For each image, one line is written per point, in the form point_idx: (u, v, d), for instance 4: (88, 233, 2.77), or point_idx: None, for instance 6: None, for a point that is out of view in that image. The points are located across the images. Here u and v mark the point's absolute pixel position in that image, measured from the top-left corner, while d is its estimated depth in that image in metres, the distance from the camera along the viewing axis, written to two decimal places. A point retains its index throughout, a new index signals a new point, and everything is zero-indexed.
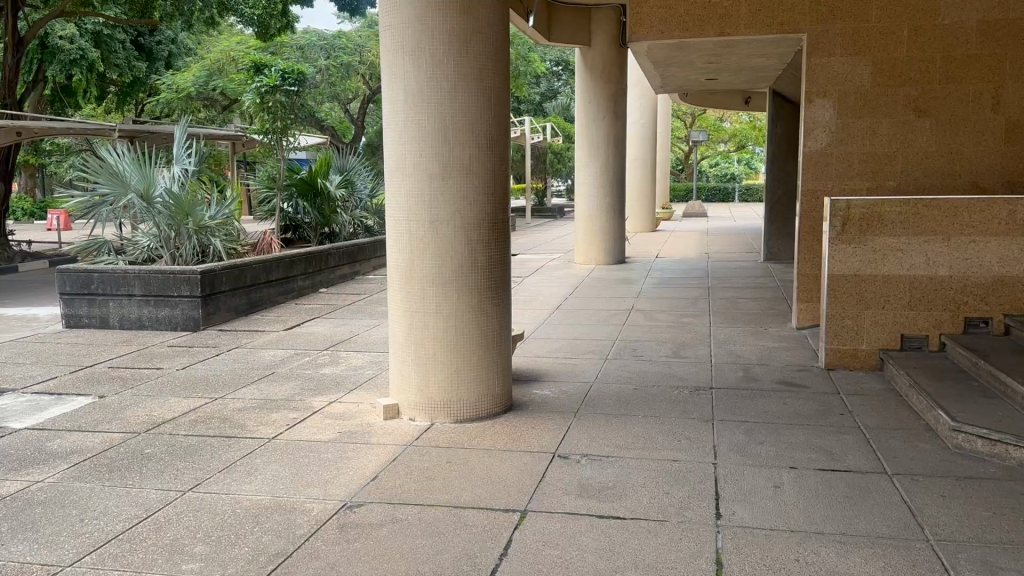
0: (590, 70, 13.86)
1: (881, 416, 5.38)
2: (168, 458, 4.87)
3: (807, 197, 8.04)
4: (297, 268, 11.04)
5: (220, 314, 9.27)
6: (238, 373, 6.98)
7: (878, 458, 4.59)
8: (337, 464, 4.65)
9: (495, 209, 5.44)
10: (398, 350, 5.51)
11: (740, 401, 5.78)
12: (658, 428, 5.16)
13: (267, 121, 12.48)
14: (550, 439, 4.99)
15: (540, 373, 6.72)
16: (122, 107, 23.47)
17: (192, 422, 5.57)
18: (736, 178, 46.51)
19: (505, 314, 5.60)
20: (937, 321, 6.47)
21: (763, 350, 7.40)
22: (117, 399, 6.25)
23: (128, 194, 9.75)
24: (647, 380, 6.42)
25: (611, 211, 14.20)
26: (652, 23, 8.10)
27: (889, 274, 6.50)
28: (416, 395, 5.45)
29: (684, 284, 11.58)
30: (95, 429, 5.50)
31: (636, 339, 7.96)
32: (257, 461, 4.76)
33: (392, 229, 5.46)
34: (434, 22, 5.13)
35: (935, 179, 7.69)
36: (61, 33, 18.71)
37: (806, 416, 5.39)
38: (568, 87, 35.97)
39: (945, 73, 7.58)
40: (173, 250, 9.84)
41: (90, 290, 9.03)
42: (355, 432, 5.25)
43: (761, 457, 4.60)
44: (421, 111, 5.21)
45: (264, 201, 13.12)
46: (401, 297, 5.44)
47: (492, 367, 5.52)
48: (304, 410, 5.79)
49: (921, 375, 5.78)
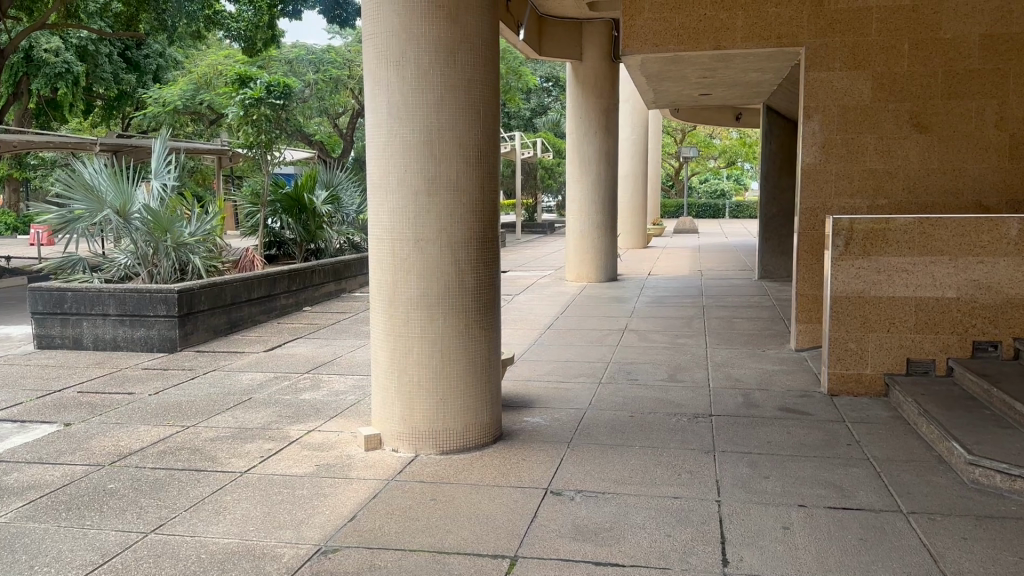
0: (583, 84, 13.61)
1: (891, 447, 5.09)
2: (132, 495, 4.53)
3: (806, 215, 7.80)
4: (279, 285, 10.69)
5: (198, 333, 8.92)
6: (214, 398, 6.64)
7: (891, 495, 4.30)
8: (313, 502, 4.33)
9: (483, 228, 5.15)
10: (382, 377, 5.19)
11: (741, 429, 5.49)
12: (656, 460, 4.86)
13: (251, 134, 12.09)
14: (542, 473, 4.67)
15: (532, 398, 6.42)
16: (106, 121, 23.07)
17: (160, 453, 5.23)
18: (727, 195, 46.48)
19: (494, 337, 5.29)
20: (945, 345, 6.21)
21: (762, 373, 7.13)
22: (84, 427, 5.90)
23: (105, 210, 9.38)
24: (643, 407, 6.11)
25: (602, 227, 13.93)
26: (644, 36, 7.87)
27: (893, 296, 6.25)
28: (399, 425, 5.13)
29: (678, 302, 11.30)
30: (57, 461, 5.15)
31: (631, 362, 7.66)
32: (227, 498, 4.42)
33: (374, 248, 5.18)
34: (417, 30, 4.85)
35: (936, 196, 7.46)
36: (47, 47, 18.37)
37: (812, 447, 5.10)
38: (558, 104, 36.14)
39: (947, 88, 7.37)
40: (150, 267, 9.50)
41: (62, 310, 8.66)
42: (334, 465, 4.93)
43: (766, 494, 4.30)
44: (405, 125, 4.92)
45: (248, 216, 12.76)
46: (385, 321, 5.14)
47: (479, 395, 5.20)
48: (281, 440, 5.47)
49: (931, 402, 5.50)
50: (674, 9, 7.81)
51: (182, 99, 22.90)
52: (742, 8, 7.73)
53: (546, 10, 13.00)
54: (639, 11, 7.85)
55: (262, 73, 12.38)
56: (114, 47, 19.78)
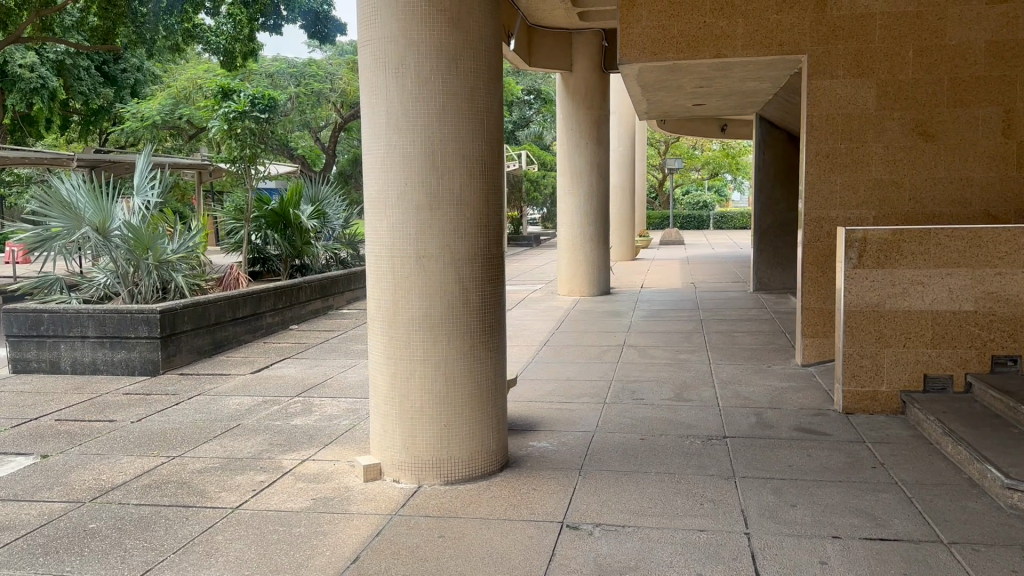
0: (573, 94, 13.43)
1: (917, 469, 4.85)
2: (115, 535, 4.20)
3: (811, 226, 7.60)
4: (265, 303, 10.36)
5: (181, 356, 8.56)
6: (199, 426, 6.29)
7: (928, 523, 4.06)
8: (312, 541, 4.03)
9: (488, 243, 4.89)
10: (380, 403, 4.90)
11: (759, 452, 5.23)
12: (673, 488, 4.60)
13: (234, 148, 11.79)
14: (556, 505, 4.39)
15: (536, 421, 6.12)
16: (83, 136, 22.51)
17: (145, 488, 4.90)
18: (710, 206, 46.27)
19: (500, 359, 5.02)
20: (963, 360, 6.01)
21: (772, 391, 6.89)
22: (62, 459, 5.54)
23: (82, 228, 8.98)
24: (653, 428, 5.83)
25: (594, 239, 13.68)
26: (641, 43, 7.66)
27: (909, 310, 6.04)
28: (400, 453, 4.83)
29: (675, 317, 11.05)
30: (34, 498, 4.80)
31: (634, 380, 7.38)
32: (219, 539, 4.10)
33: (372, 266, 4.89)
34: (418, 35, 4.59)
35: (945, 206, 7.28)
36: (22, 62, 17.72)
37: (836, 470, 4.86)
38: (541, 116, 35.90)
39: (953, 95, 7.21)
40: (131, 286, 9.15)
41: (39, 332, 8.29)
42: (331, 499, 4.62)
43: (797, 525, 4.04)
44: (405, 138, 4.65)
45: (230, 233, 12.42)
46: (384, 342, 4.85)
47: (486, 421, 4.91)
48: (273, 470, 5.15)
49: (955, 421, 5.28)
50: (672, 16, 7.60)
51: (161, 113, 22.54)
52: (743, 15, 7.54)
53: (534, 21, 12.80)
54: (637, 19, 7.63)
55: (244, 85, 12.04)
56: (92, 61, 19.47)
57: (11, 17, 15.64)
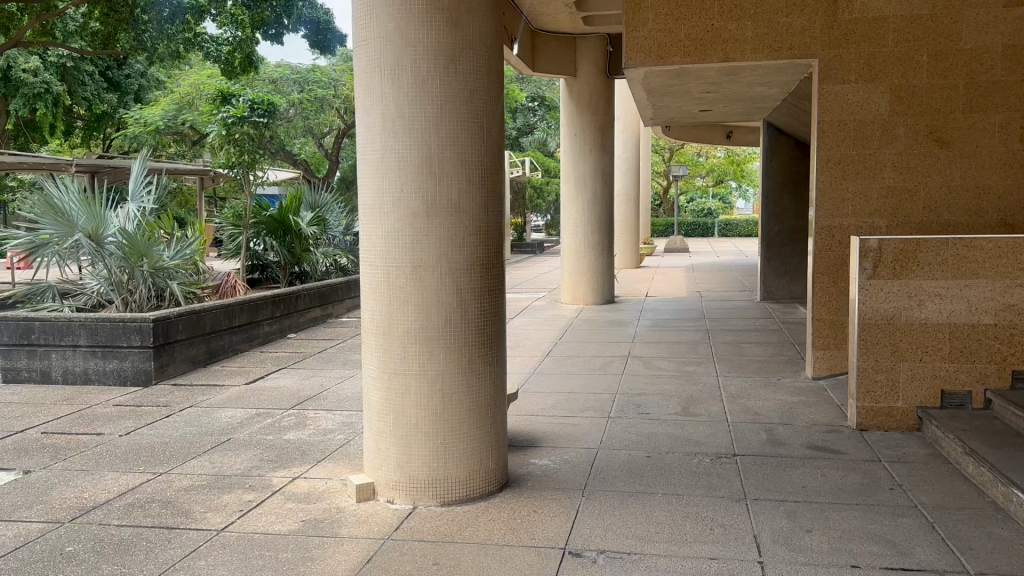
0: (577, 100, 13.24)
1: (937, 492, 4.62)
2: (92, 560, 3.97)
3: (822, 234, 7.37)
4: (263, 312, 10.16)
5: (175, 365, 8.36)
6: (189, 440, 6.07)
7: (952, 552, 3.82)
8: (298, 568, 3.80)
9: (487, 251, 4.67)
10: (375, 420, 4.68)
11: (770, 472, 5.00)
12: (681, 511, 4.37)
13: (233, 153, 11.47)
14: (557, 529, 4.16)
15: (538, 437, 5.89)
16: (87, 141, 22.32)
17: (128, 507, 4.68)
18: (716, 212, 45.98)
19: (499, 374, 4.79)
20: (981, 376, 5.77)
21: (782, 405, 6.65)
22: (45, 475, 5.32)
23: (74, 234, 8.78)
24: (659, 445, 5.61)
25: (598, 247, 13.46)
26: (647, 47, 7.43)
27: (925, 322, 5.81)
28: (394, 473, 4.61)
29: (680, 326, 10.82)
30: (11, 517, 4.58)
31: (639, 393, 7.14)
32: (201, 565, 3.88)
33: (367, 275, 4.67)
34: (416, 34, 4.38)
35: (961, 216, 7.05)
36: (25, 67, 17.64)
37: (851, 492, 4.63)
38: (546, 122, 35.70)
39: (969, 101, 6.99)
40: (125, 294, 8.96)
41: (29, 341, 8.09)
42: (322, 521, 4.39)
43: (812, 553, 3.81)
44: (401, 141, 4.45)
45: (228, 240, 12.21)
46: (379, 356, 4.63)
47: (484, 439, 4.68)
48: (262, 489, 4.93)
49: (975, 440, 5.05)
50: (680, 18, 7.39)
51: (164, 119, 22.39)
52: (752, 18, 7.31)
53: (539, 26, 12.59)
54: (642, 22, 7.42)
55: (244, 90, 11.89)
56: (97, 66, 19.18)
57: (13, 22, 15.48)
